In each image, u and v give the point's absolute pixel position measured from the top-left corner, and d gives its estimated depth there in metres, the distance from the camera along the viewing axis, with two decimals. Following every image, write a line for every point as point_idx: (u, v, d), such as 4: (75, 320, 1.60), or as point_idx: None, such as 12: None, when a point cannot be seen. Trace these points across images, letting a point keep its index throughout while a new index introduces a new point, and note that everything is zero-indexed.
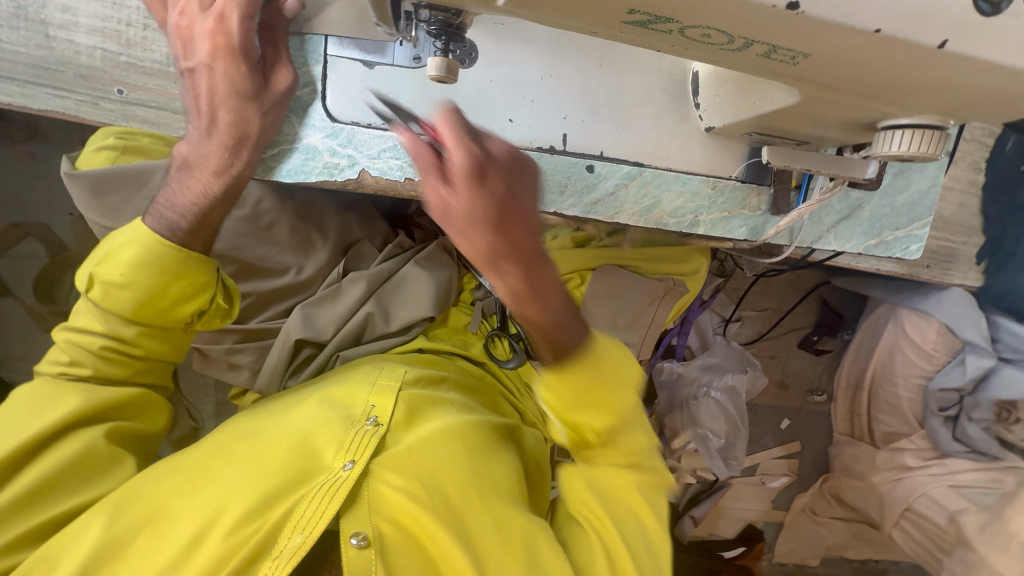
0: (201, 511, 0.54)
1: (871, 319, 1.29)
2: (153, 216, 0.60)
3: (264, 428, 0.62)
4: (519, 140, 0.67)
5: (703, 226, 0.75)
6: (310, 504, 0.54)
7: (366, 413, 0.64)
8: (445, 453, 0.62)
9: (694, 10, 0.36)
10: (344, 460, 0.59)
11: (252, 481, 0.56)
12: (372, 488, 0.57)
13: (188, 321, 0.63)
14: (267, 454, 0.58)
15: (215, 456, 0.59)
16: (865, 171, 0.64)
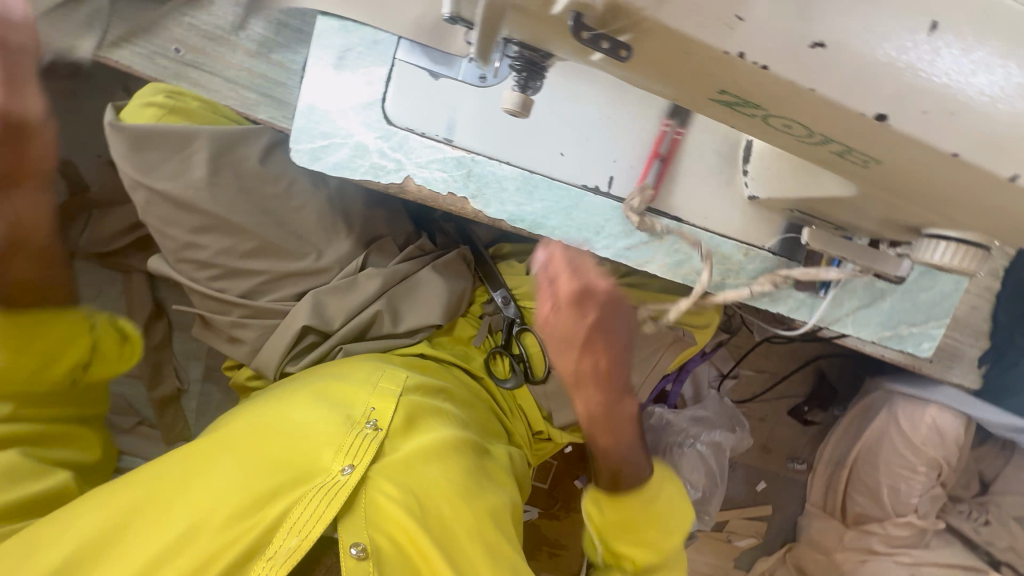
0: (197, 506, 0.56)
1: (865, 401, 1.30)
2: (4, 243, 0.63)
3: (262, 421, 0.64)
4: (566, 175, 0.67)
5: (728, 288, 0.75)
6: (308, 508, 0.57)
7: (366, 416, 0.66)
8: (440, 466, 0.64)
9: (785, 101, 0.36)
10: (343, 464, 0.61)
11: (249, 479, 0.58)
12: (369, 496, 0.60)
13: (71, 377, 0.71)
14: (267, 453, 0.61)
15: (214, 448, 0.61)
16: (897, 268, 0.65)
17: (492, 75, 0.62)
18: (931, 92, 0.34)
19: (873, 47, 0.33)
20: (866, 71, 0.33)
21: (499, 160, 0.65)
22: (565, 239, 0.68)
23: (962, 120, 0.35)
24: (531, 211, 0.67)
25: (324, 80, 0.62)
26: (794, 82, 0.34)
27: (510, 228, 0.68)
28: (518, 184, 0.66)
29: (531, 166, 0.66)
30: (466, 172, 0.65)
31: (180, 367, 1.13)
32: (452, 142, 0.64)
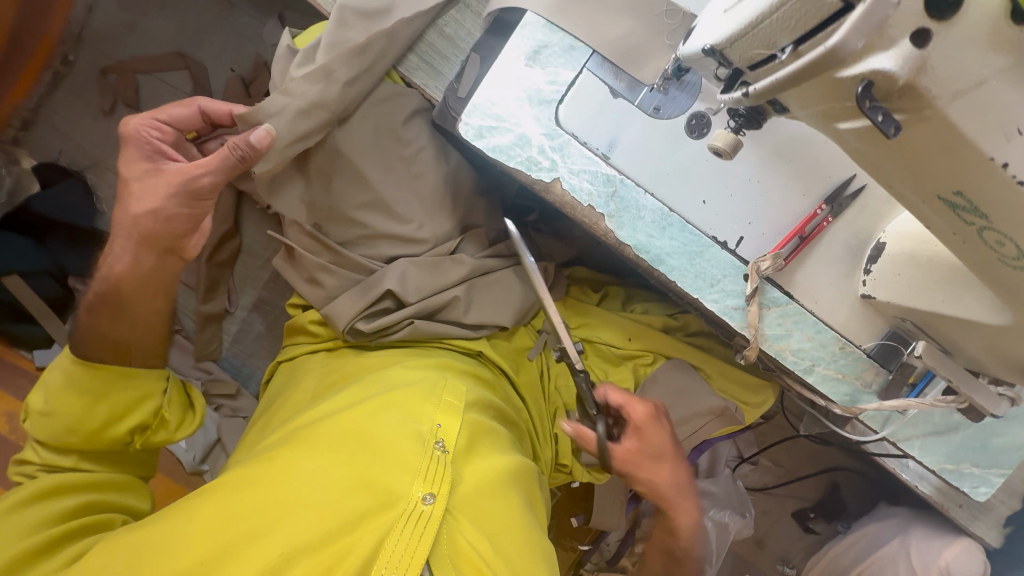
0: (288, 532, 0.57)
1: (876, 525, 1.28)
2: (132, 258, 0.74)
3: (338, 432, 0.65)
4: (700, 222, 0.68)
5: (814, 376, 0.74)
6: (399, 539, 0.58)
7: (435, 434, 0.66)
8: (503, 498, 0.67)
9: (1017, 221, 0.36)
10: (424, 491, 0.61)
11: (332, 501, 0.59)
12: (449, 531, 0.61)
13: (128, 440, 0.74)
14: (345, 473, 0.61)
15: (295, 459, 0.62)
16: (997, 407, 0.65)
17: (666, 107, 0.64)
18: None
19: None
20: None
21: (646, 189, 0.67)
22: (679, 280, 0.69)
23: None
24: (659, 245, 0.68)
25: (510, 68, 0.65)
26: None
27: (633, 255, 0.69)
28: (654, 217, 0.67)
29: (672, 204, 0.67)
30: (611, 191, 0.66)
31: (234, 290, 1.14)
32: (608, 159, 0.66)
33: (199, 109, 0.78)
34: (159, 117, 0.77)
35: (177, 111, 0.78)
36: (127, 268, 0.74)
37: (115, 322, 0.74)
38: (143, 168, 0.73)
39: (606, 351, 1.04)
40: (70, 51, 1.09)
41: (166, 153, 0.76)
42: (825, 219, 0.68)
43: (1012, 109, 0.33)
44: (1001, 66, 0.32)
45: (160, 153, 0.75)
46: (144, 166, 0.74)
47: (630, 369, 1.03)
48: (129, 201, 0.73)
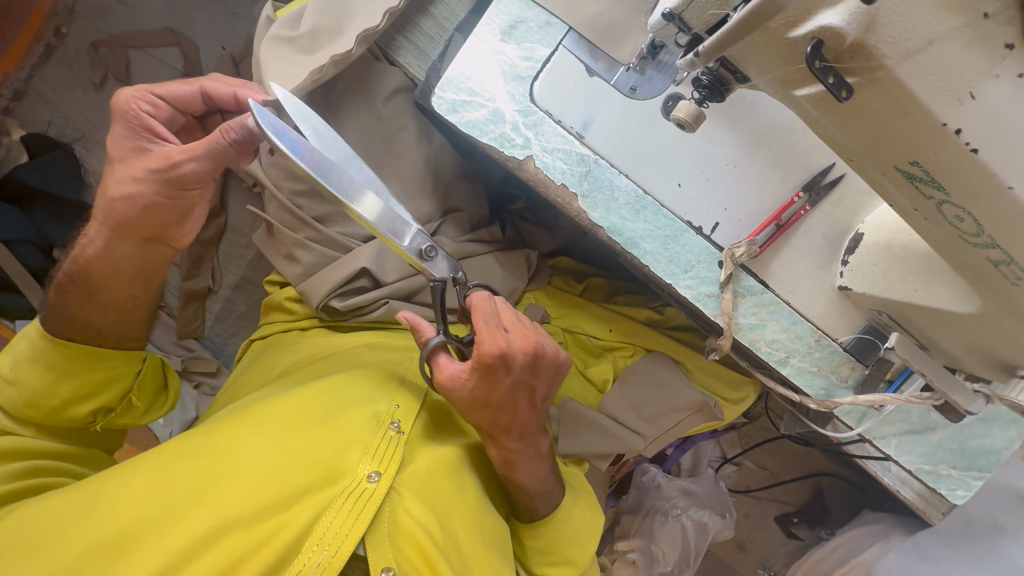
0: (227, 502, 0.56)
1: (858, 531, 1.26)
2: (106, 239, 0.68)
3: (292, 405, 0.64)
4: (675, 206, 0.67)
5: (789, 368, 0.73)
6: (338, 516, 0.58)
7: (390, 415, 0.67)
8: (456, 481, 0.67)
9: (972, 192, 0.36)
10: (370, 469, 0.62)
11: (276, 473, 0.59)
12: (394, 511, 0.61)
13: (90, 419, 0.71)
14: (293, 446, 0.61)
15: (243, 429, 0.61)
16: (971, 402, 0.63)
17: (642, 87, 0.64)
18: None
19: None
20: None
21: (620, 171, 0.66)
22: (652, 265, 0.68)
23: None
24: (632, 228, 0.67)
25: (486, 44, 0.65)
26: (995, 174, 0.34)
27: (606, 238, 0.68)
28: (628, 200, 0.67)
29: (646, 187, 0.67)
30: (585, 171, 0.66)
31: (218, 268, 1.13)
32: (582, 138, 0.65)
33: (201, 90, 0.65)
34: (154, 93, 0.64)
35: (173, 87, 0.65)
36: (101, 252, 0.69)
37: (87, 306, 0.69)
38: (134, 154, 0.65)
39: (587, 341, 1.04)
40: (63, 24, 1.10)
41: (158, 134, 0.65)
42: (802, 207, 0.66)
43: (964, 71, 0.32)
44: (955, 23, 0.31)
45: (151, 133, 0.65)
46: (131, 147, 0.65)
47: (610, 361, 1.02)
48: (111, 183, 0.66)
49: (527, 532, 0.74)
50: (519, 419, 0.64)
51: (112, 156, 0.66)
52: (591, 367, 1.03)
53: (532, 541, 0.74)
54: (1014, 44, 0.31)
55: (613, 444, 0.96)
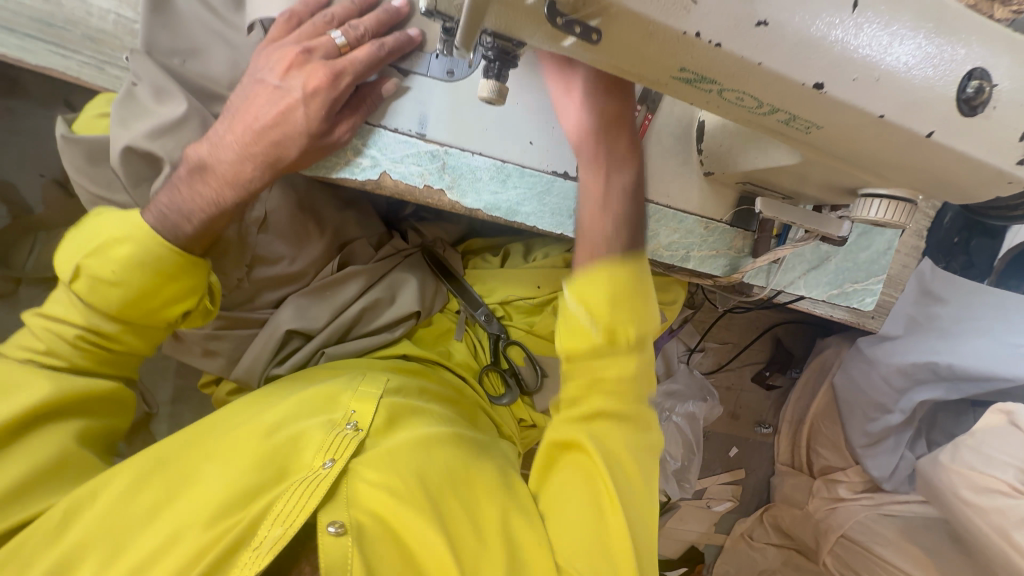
0: (183, 511, 0.62)
1: (818, 361, 1.44)
2: (153, 212, 0.61)
3: (246, 427, 0.71)
4: (536, 162, 0.70)
5: (693, 262, 0.80)
6: (290, 498, 0.63)
7: (346, 417, 0.74)
8: (420, 454, 0.71)
9: (737, 76, 0.40)
10: (324, 459, 0.68)
11: (230, 479, 0.64)
12: (351, 486, 0.67)
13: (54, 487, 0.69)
14: (244, 453, 0.67)
15: (199, 455, 0.67)
16: (840, 229, 0.69)
17: (458, 68, 0.66)
18: (859, 63, 0.40)
19: (808, 22, 0.38)
20: (803, 46, 0.38)
21: (472, 151, 0.68)
22: (539, 223, 0.71)
23: (885, 86, 0.41)
24: (506, 198, 0.70)
25: None
26: (743, 57, 0.38)
27: (488, 217, 0.70)
28: (491, 174, 0.69)
29: (503, 155, 0.69)
30: (440, 165, 0.67)
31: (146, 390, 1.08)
32: (425, 136, 0.66)
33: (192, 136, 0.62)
34: (264, 76, 0.60)
35: (289, 48, 0.61)
36: None
37: None
38: (251, 132, 0.60)
39: (523, 304, 1.07)
40: None
41: (323, 54, 0.60)
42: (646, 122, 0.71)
43: None
44: None
45: (265, 81, 0.60)
46: (241, 120, 0.60)
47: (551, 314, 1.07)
48: (217, 157, 0.61)
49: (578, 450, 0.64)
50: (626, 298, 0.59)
51: (206, 160, 0.61)
52: (536, 324, 1.06)
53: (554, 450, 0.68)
54: None
55: None
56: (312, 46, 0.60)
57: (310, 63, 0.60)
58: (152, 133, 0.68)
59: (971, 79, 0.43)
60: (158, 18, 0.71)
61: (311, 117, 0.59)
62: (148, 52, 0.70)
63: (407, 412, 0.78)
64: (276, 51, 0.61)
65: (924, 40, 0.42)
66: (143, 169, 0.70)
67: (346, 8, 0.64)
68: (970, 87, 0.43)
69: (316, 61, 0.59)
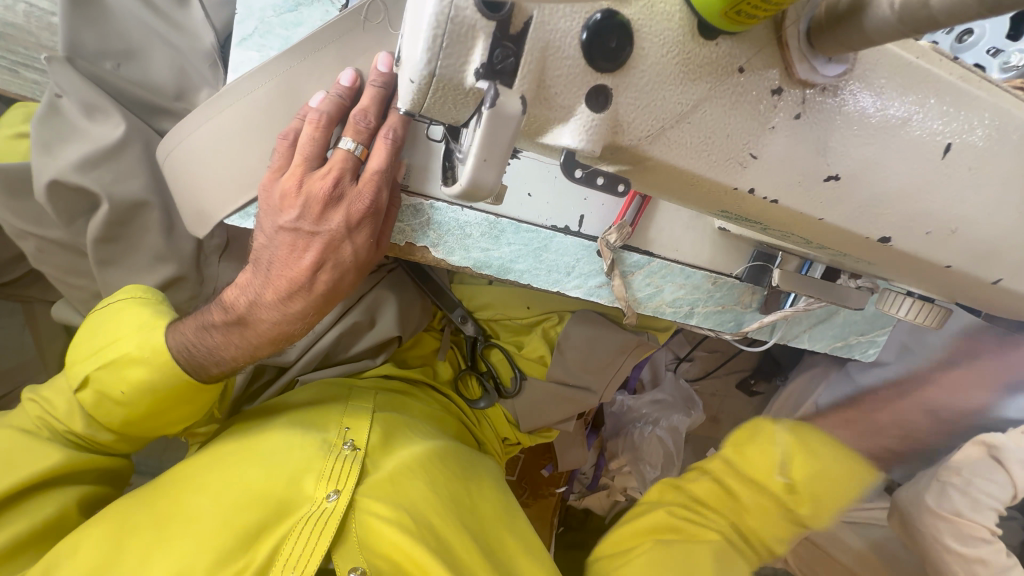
0: (177, 554, 0.57)
1: (805, 377, 1.39)
2: (177, 342, 0.55)
3: (237, 456, 0.67)
4: (534, 217, 0.62)
5: (697, 318, 0.74)
6: (298, 541, 0.60)
7: (342, 437, 0.72)
8: (424, 479, 0.71)
9: (789, 223, 0.33)
10: (327, 490, 0.65)
11: (228, 518, 0.61)
12: (360, 521, 0.65)
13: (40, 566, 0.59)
14: (239, 487, 0.64)
15: (189, 491, 0.64)
16: (860, 303, 0.64)
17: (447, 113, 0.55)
18: (936, 215, 0.33)
19: (887, 174, 0.30)
20: (873, 201, 0.31)
21: (461, 206, 0.59)
22: (534, 281, 0.64)
23: (961, 237, 0.34)
24: (499, 255, 0.62)
25: (252, 115, 0.54)
26: (803, 212, 0.30)
27: (476, 273, 0.63)
28: (482, 230, 0.61)
29: (496, 209, 0.60)
30: (425, 220, 0.59)
31: None
32: (406, 188, 0.57)
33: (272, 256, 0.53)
34: (280, 221, 0.51)
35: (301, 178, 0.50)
36: None
37: None
38: (288, 283, 0.53)
39: (511, 324, 1.02)
40: None
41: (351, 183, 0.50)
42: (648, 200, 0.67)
43: (736, 137, 0.27)
44: (710, 90, 0.25)
45: (289, 225, 0.51)
46: (277, 260, 0.52)
47: (540, 335, 1.01)
48: (258, 315, 0.55)
49: (738, 485, 0.69)
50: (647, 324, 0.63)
51: (238, 308, 0.55)
52: (524, 347, 1.01)
53: (643, 522, 0.72)
54: (781, 86, 0.26)
55: (572, 409, 1.00)
56: (331, 175, 0.49)
57: (344, 199, 0.50)
58: (84, 165, 0.57)
59: None
60: (80, 13, 0.58)
61: (358, 249, 0.54)
62: (70, 56, 0.58)
63: (397, 431, 0.78)
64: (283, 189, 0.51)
65: (1015, 182, 0.34)
66: (75, 204, 0.59)
67: (334, 101, 0.51)
68: None
69: (350, 194, 0.50)
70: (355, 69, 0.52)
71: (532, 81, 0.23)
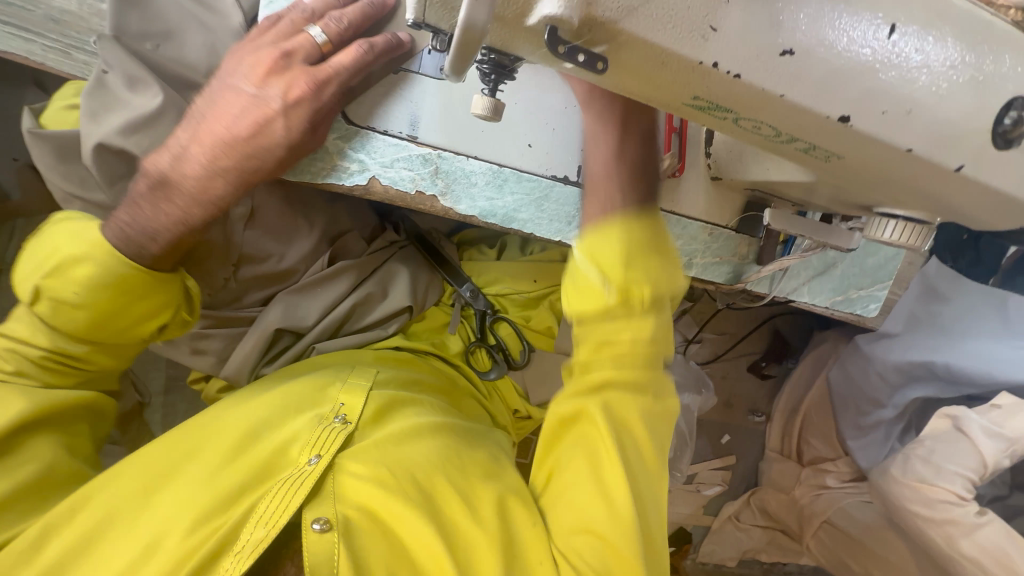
0: (164, 513, 0.60)
1: (813, 356, 1.44)
2: (113, 229, 0.60)
3: (227, 424, 0.69)
4: (534, 167, 0.66)
5: (695, 269, 0.77)
6: (271, 500, 0.61)
7: (335, 411, 0.72)
8: (411, 445, 0.69)
9: (756, 106, 0.36)
10: (309, 455, 0.66)
11: (212, 481, 0.62)
12: (338, 480, 0.65)
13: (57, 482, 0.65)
14: (224, 453, 0.65)
15: (178, 458, 0.65)
16: (850, 241, 0.67)
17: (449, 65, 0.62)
18: (889, 94, 0.36)
19: (838, 51, 0.34)
20: (828, 77, 0.35)
21: (466, 155, 0.65)
22: (536, 230, 0.67)
23: (917, 118, 0.38)
24: (503, 204, 0.66)
25: None
26: (763, 89, 0.34)
27: (482, 223, 0.67)
28: (487, 179, 0.65)
29: (500, 159, 0.65)
30: (432, 169, 0.64)
31: (138, 380, 1.06)
32: (417, 139, 0.63)
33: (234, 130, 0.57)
34: (241, 86, 0.57)
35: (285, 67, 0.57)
36: None
37: None
38: (212, 139, 0.57)
39: (519, 298, 1.04)
40: None
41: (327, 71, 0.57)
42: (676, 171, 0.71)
43: (695, 10, 0.31)
44: None
45: (250, 92, 0.57)
46: (210, 155, 0.58)
47: (547, 307, 1.05)
48: (181, 172, 0.58)
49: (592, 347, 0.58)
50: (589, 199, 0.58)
51: (156, 173, 0.59)
52: (532, 319, 1.04)
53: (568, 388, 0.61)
54: None
55: None
56: (288, 49, 0.57)
57: (291, 76, 0.57)
58: (126, 129, 0.63)
59: (1010, 109, 0.39)
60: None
61: (290, 129, 0.58)
62: (116, 36, 0.65)
63: (399, 404, 0.77)
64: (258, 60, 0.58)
65: (964, 69, 0.38)
66: (116, 167, 0.65)
67: (325, 2, 0.61)
68: (1007, 118, 0.40)
69: (294, 71, 0.57)
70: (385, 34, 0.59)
71: None
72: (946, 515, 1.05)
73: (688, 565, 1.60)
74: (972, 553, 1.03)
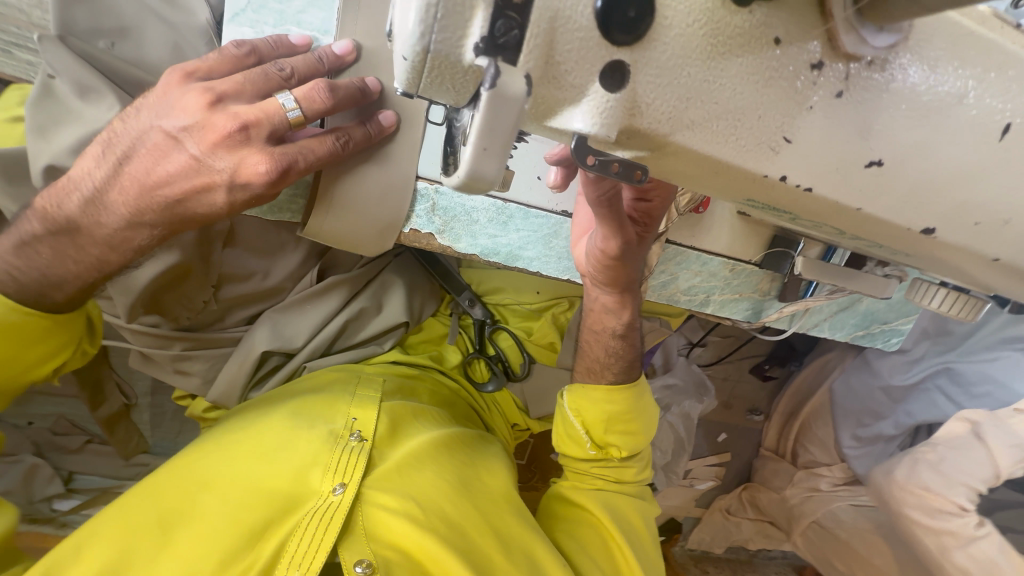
0: (186, 554, 0.54)
1: (816, 365, 1.42)
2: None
3: (239, 451, 0.64)
4: (542, 201, 0.63)
5: (712, 306, 0.72)
6: (304, 537, 0.56)
7: (349, 428, 0.69)
8: (431, 469, 0.68)
9: (824, 215, 0.30)
10: (333, 483, 0.62)
11: (234, 517, 0.57)
12: (370, 514, 0.61)
13: None
14: (246, 484, 0.61)
15: (196, 488, 0.60)
16: (887, 291, 0.61)
17: None
18: (986, 205, 0.29)
19: (939, 161, 0.27)
20: (922, 188, 0.28)
21: (467, 191, 0.61)
22: (543, 266, 0.68)
23: (1014, 228, 0.31)
24: (507, 241, 0.65)
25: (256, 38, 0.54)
26: (840, 203, 0.28)
27: (485, 258, 0.67)
28: (490, 216, 0.63)
29: (505, 196, 0.62)
30: (430, 206, 0.62)
31: (123, 381, 1.00)
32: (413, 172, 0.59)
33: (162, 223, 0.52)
34: (164, 120, 0.49)
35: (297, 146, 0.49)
36: None
37: None
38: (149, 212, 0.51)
39: (520, 309, 1.00)
40: None
41: None
42: (700, 208, 0.63)
43: (767, 119, 0.25)
44: (743, 64, 0.24)
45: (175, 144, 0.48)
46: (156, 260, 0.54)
47: (550, 321, 0.98)
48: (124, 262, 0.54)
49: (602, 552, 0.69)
50: (582, 360, 0.77)
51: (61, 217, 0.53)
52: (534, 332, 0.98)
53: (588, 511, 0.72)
54: (821, 61, 0.24)
55: None
56: None
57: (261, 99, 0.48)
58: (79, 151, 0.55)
59: None
60: None
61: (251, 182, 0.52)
62: (62, 35, 0.55)
63: (406, 420, 0.76)
64: (184, 93, 0.49)
65: None
66: None
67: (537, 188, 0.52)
68: None
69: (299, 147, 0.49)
70: (352, 40, 0.53)
71: (539, 57, 0.22)
72: (946, 526, 1.02)
73: (676, 551, 1.63)
74: (963, 564, 1.01)
